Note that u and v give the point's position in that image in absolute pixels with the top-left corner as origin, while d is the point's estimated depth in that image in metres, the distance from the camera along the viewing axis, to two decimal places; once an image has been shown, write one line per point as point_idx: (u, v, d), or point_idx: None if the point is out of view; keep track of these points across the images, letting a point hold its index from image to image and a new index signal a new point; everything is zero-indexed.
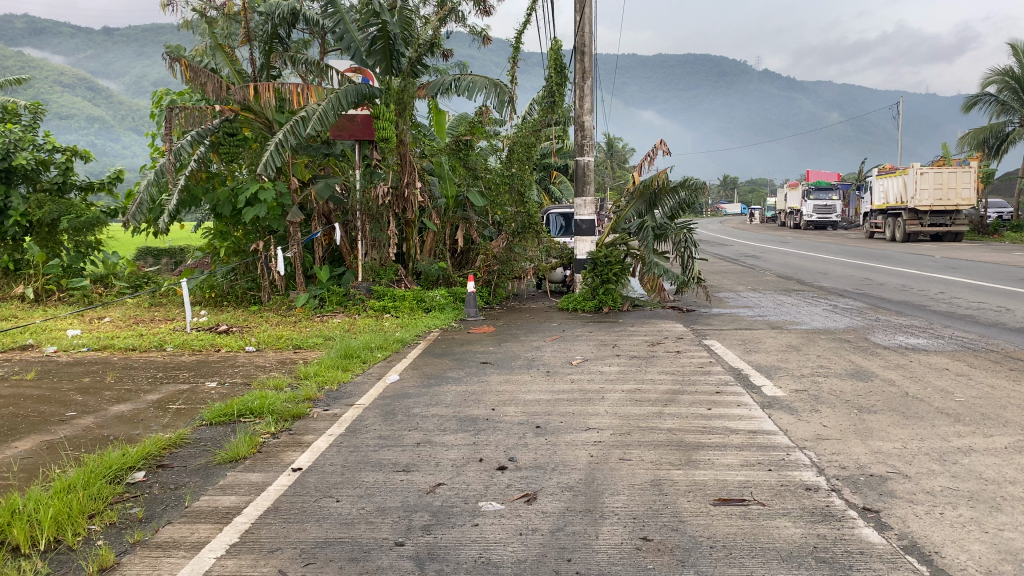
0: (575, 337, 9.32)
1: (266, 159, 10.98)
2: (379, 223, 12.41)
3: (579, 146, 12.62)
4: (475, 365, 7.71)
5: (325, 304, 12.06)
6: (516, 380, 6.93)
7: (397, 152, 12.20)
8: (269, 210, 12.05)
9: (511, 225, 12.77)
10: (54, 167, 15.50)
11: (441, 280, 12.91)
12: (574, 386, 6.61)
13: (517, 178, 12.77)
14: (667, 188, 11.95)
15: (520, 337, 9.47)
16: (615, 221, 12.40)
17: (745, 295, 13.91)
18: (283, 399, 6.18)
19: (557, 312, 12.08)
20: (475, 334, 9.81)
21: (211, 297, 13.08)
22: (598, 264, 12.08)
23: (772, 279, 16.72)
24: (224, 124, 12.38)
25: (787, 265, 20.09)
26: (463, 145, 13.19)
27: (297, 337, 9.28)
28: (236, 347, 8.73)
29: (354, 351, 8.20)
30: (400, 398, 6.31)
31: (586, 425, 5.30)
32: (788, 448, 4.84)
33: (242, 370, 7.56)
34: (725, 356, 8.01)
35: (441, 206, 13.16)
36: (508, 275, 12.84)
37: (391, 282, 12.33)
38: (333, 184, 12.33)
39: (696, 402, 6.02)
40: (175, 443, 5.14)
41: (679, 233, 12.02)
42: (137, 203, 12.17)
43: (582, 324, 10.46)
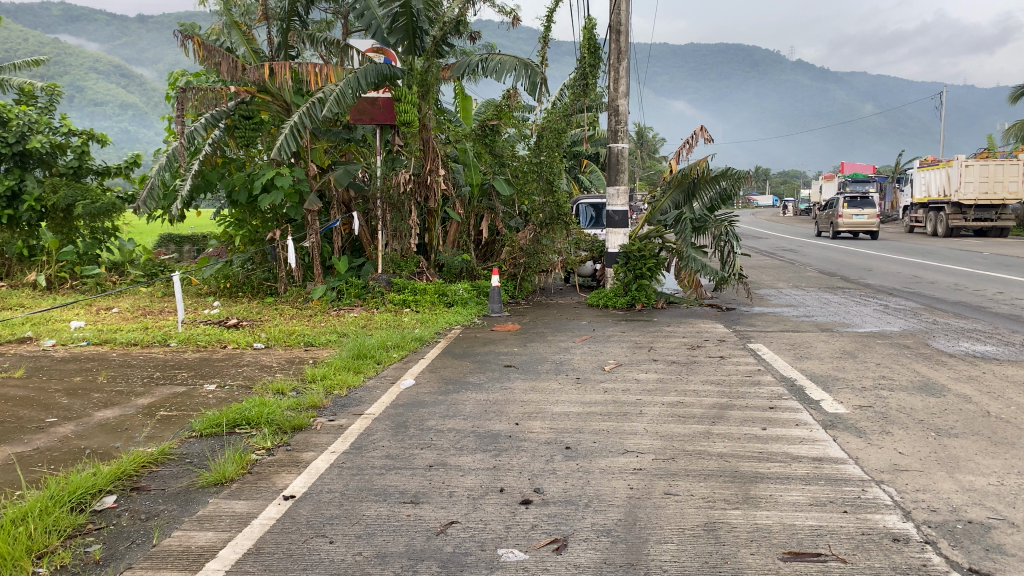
0: (608, 338, 8.63)
1: (284, 143, 10.29)
2: (401, 212, 11.79)
3: (612, 132, 11.85)
4: (499, 368, 7.06)
5: (343, 297, 11.47)
6: (542, 387, 6.27)
7: (419, 134, 11.43)
8: (286, 197, 11.45)
9: (538, 216, 12.13)
10: (70, 151, 15.09)
11: (464, 273, 12.29)
12: (607, 396, 5.92)
13: (545, 165, 12.07)
14: (708, 177, 11.26)
15: (548, 337, 8.81)
16: (651, 211, 11.89)
17: (786, 292, 13.10)
18: (284, 408, 5.57)
19: (586, 308, 11.40)
20: (498, 332, 9.16)
21: (226, 287, 12.61)
22: (631, 258, 11.32)
23: (813, 275, 15.87)
24: (239, 106, 11.62)
25: (828, 260, 19.16)
26: (490, 130, 12.40)
27: (310, 333, 8.69)
28: (244, 343, 8.14)
29: (367, 350, 7.59)
30: (414, 407, 5.67)
31: (624, 448, 4.62)
32: (862, 481, 4.12)
33: (247, 370, 6.96)
34: (774, 363, 7.27)
35: (465, 194, 12.47)
36: (535, 268, 12.14)
37: (412, 274, 11.72)
38: (353, 171, 11.72)
39: (748, 419, 5.30)
40: (156, 460, 4.55)
41: (720, 225, 11.25)
42: (149, 189, 11.71)
43: (614, 323, 9.77)
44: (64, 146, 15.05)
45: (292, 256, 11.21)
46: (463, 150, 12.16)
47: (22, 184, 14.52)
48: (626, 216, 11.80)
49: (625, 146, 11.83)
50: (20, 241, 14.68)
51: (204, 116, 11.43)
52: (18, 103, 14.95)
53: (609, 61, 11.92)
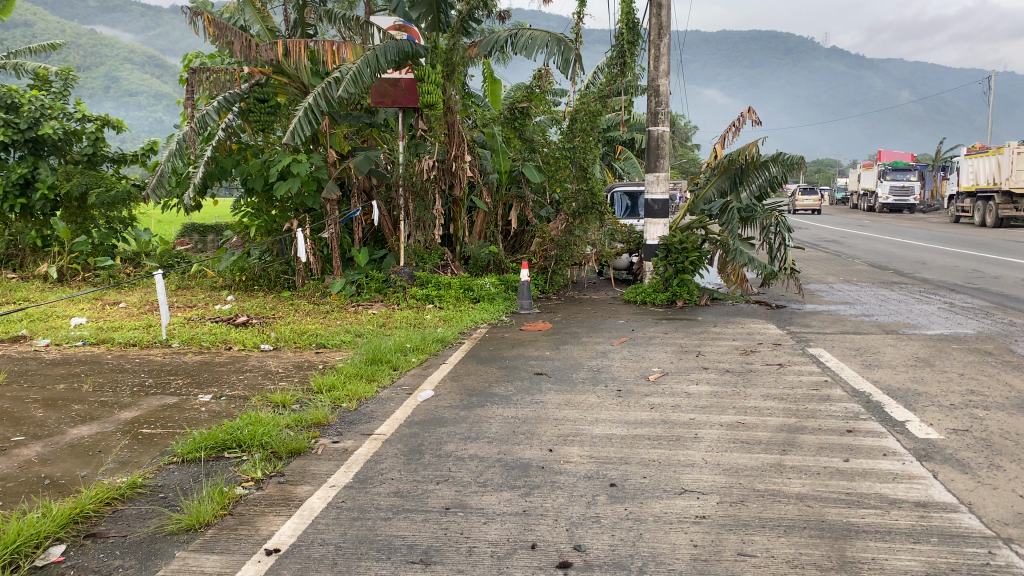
0: (649, 340, 7.81)
1: (296, 129, 9.62)
2: (424, 201, 11.06)
3: (652, 114, 10.97)
4: (528, 376, 6.28)
5: (363, 291, 10.72)
6: (579, 401, 5.48)
7: (444, 117, 10.70)
8: (303, 185, 10.80)
9: (571, 205, 11.29)
10: (84, 137, 14.56)
11: (492, 266, 11.47)
12: (655, 414, 5.13)
13: (580, 151, 11.23)
14: (758, 163, 10.39)
15: (582, 338, 8.01)
16: (693, 201, 10.97)
17: (837, 288, 12.15)
18: (282, 426, 4.84)
19: (622, 304, 10.59)
20: (528, 332, 8.39)
21: (242, 281, 11.89)
22: (671, 251, 10.48)
23: (863, 269, 14.88)
24: (253, 88, 10.97)
25: (877, 253, 18.03)
26: (519, 113, 11.67)
27: (322, 333, 7.98)
28: (250, 345, 7.44)
29: (384, 354, 6.84)
30: (432, 427, 4.92)
31: (681, 488, 3.85)
32: (986, 538, 3.29)
33: (249, 378, 6.23)
34: (841, 372, 6.43)
35: (493, 182, 11.63)
36: (567, 261, 11.40)
37: (435, 267, 11.00)
38: (374, 157, 10.93)
39: (826, 447, 4.48)
40: (124, 494, 3.82)
41: (770, 216, 10.40)
42: (157, 176, 11.05)
43: (654, 322, 8.96)
44: (78, 133, 14.53)
45: (303, 251, 10.42)
46: (490, 135, 11.39)
47: (35, 171, 14.02)
48: (666, 205, 10.94)
49: (666, 130, 10.93)
50: (33, 231, 14.18)
51: (217, 99, 10.78)
52: (31, 88, 14.43)
53: (649, 38, 11.04)
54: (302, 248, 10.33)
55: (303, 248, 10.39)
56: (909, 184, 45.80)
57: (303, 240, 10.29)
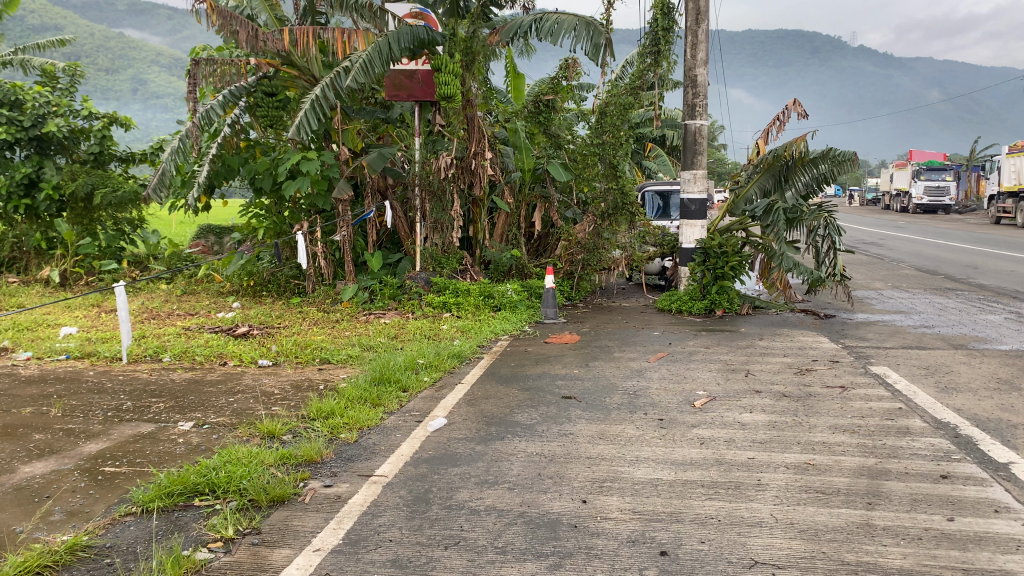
0: (689, 357, 7.02)
1: (304, 123, 8.93)
2: (442, 201, 10.30)
3: (688, 107, 10.16)
4: (555, 401, 5.51)
5: (376, 298, 10.00)
6: (615, 435, 4.71)
7: (463, 109, 9.97)
8: (313, 184, 10.07)
9: (599, 206, 10.53)
10: (91, 136, 13.97)
11: (514, 271, 10.65)
12: (707, 453, 4.34)
13: (609, 147, 10.49)
14: (806, 160, 9.54)
15: (614, 353, 7.23)
16: (732, 201, 10.15)
17: (887, 295, 11.27)
18: (267, 466, 4.11)
19: (655, 313, 9.80)
20: (554, 346, 7.61)
21: (250, 286, 11.25)
22: (710, 255, 9.65)
23: (911, 274, 13.92)
24: (261, 82, 10.39)
25: (921, 256, 17.00)
26: (544, 106, 10.90)
27: (327, 346, 7.27)
28: (247, 360, 6.73)
29: (393, 373, 6.09)
30: (443, 467, 4.18)
31: (751, 559, 3.07)
32: None
33: (240, 401, 5.49)
34: (915, 397, 5.59)
35: (515, 181, 10.84)
36: (595, 266, 10.62)
37: (454, 272, 10.28)
38: (388, 155, 10.22)
39: (921, 500, 3.68)
40: (61, 559, 3.11)
41: (819, 217, 9.50)
42: (159, 175, 10.40)
43: (693, 334, 8.16)
44: (84, 132, 13.95)
45: (303, 255, 9.67)
46: (512, 130, 10.61)
47: (40, 171, 13.45)
48: (703, 205, 10.10)
49: (704, 123, 10.13)
50: (37, 233, 13.60)
51: (223, 93, 10.18)
52: (37, 84, 13.86)
53: (686, 25, 10.21)
54: (302, 253, 9.61)
55: (303, 253, 9.66)
56: (944, 184, 44.32)
57: (304, 244, 9.58)
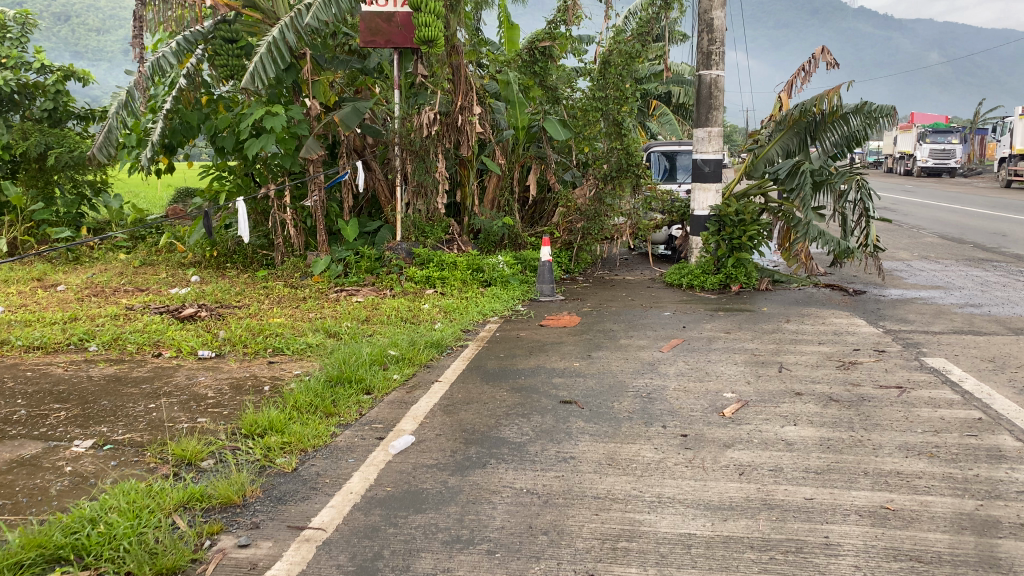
0: (709, 346, 5.96)
1: (258, 71, 7.74)
2: (425, 161, 9.08)
3: (703, 55, 8.96)
4: (551, 408, 4.46)
5: (351, 272, 8.90)
6: (627, 461, 3.67)
7: (447, 58, 8.84)
8: (280, 142, 8.98)
9: (602, 167, 9.57)
10: (44, 91, 12.71)
11: (506, 240, 9.60)
12: (748, 494, 3.31)
13: (613, 103, 9.37)
14: (838, 115, 8.39)
15: (621, 340, 6.17)
16: (751, 161, 9.03)
17: (918, 266, 10.20)
18: (166, 518, 3.06)
19: (664, 289, 8.77)
20: (551, 331, 6.54)
21: (212, 257, 10.13)
22: (726, 223, 8.63)
23: (937, 242, 12.82)
24: (219, 26, 9.07)
25: (942, 223, 15.85)
26: (540, 55, 9.46)
27: (284, 333, 6.19)
28: (185, 352, 5.65)
29: (353, 369, 5.02)
30: (402, 515, 3.13)
31: None
32: None
33: (159, 410, 4.42)
34: (993, 403, 4.54)
35: (507, 140, 9.69)
36: (595, 235, 9.58)
37: (439, 243, 9.18)
38: (364, 109, 9.11)
39: None
40: None
41: (851, 179, 8.30)
42: (104, 132, 9.20)
43: (710, 316, 7.10)
44: (37, 87, 12.70)
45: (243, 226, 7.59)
46: (504, 81, 9.35)
47: None
48: (719, 167, 8.96)
49: (720, 74, 8.97)
50: None
51: (176, 39, 8.97)
52: None
53: None
54: (242, 223, 7.60)
55: (243, 224, 7.62)
56: (950, 146, 42.96)
57: (245, 215, 7.55)
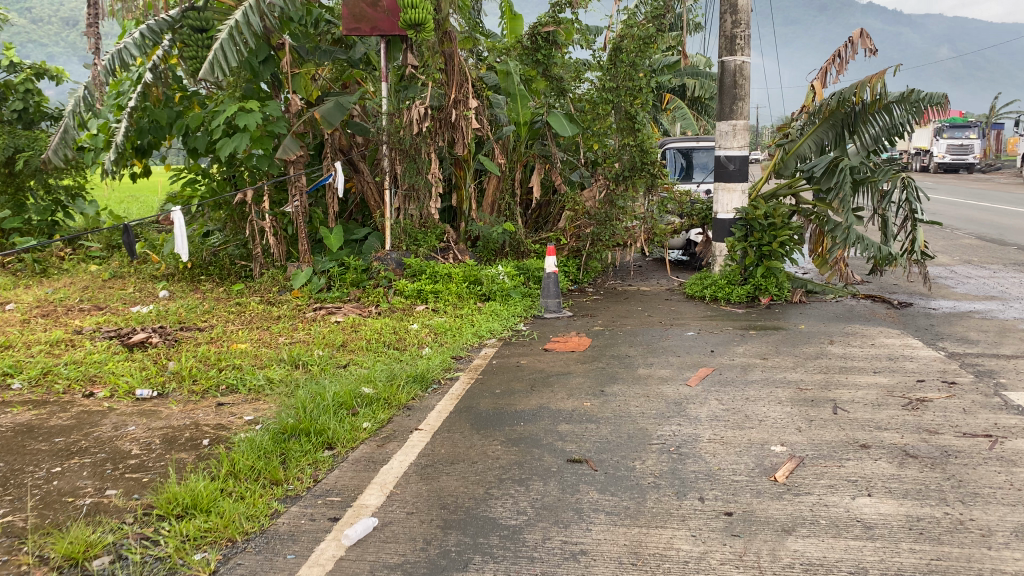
0: (745, 378, 5.03)
1: (221, 60, 6.88)
2: (417, 161, 8.18)
3: (726, 39, 8.00)
4: (555, 471, 3.54)
5: (335, 286, 7.98)
6: (657, 559, 2.75)
7: (439, 46, 7.86)
8: (255, 142, 8.09)
9: (613, 166, 8.67)
10: (14, 91, 11.84)
11: (507, 249, 8.64)
12: None
13: (625, 96, 8.43)
14: (878, 107, 7.40)
15: (640, 371, 5.24)
16: (781, 158, 8.13)
17: (963, 273, 9.22)
18: None
19: (685, 302, 7.86)
20: (558, 358, 5.62)
21: (186, 269, 9.24)
22: (754, 228, 7.71)
23: (978, 244, 11.81)
24: (187, 14, 8.19)
25: (975, 223, 14.81)
26: (543, 41, 8.45)
27: (244, 364, 5.28)
28: (120, 391, 4.75)
29: (314, 417, 4.12)
30: None
31: None
32: None
33: (62, 476, 3.52)
34: None
35: (507, 137, 8.71)
36: (606, 241, 8.63)
37: (432, 252, 8.26)
38: (348, 104, 8.23)
39: None
40: None
41: (894, 178, 7.39)
42: (60, 132, 8.42)
43: (741, 337, 6.16)
44: (6, 86, 11.84)
45: (181, 244, 6.59)
46: (504, 71, 8.34)
47: None
48: (744, 164, 8.05)
49: (746, 61, 8.00)
50: None
51: (140, 29, 8.14)
52: None
53: None
54: (180, 240, 6.59)
55: (183, 242, 6.63)
56: (968, 141, 41.74)
57: (183, 229, 6.54)
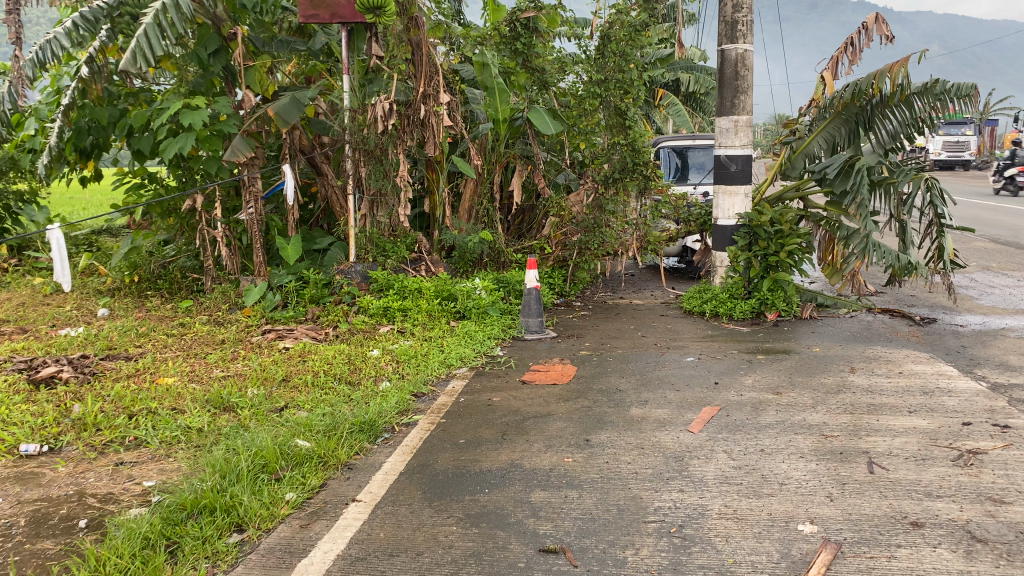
0: (758, 421, 4.22)
1: (145, 46, 6.16)
2: (382, 164, 7.32)
3: (725, 24, 7.19)
4: (521, 569, 2.72)
5: (291, 303, 7.15)
6: None
7: (404, 33, 7.09)
8: (203, 143, 7.25)
9: (602, 167, 7.86)
10: None
11: (486, 257, 7.89)
12: None
13: (615, 90, 7.61)
14: (898, 100, 6.60)
15: (632, 412, 4.42)
16: (787, 158, 7.33)
17: (987, 281, 8.43)
18: None
19: (682, 318, 7.06)
20: (536, 394, 4.80)
21: (132, 283, 8.37)
22: (759, 236, 6.91)
23: (996, 248, 11.03)
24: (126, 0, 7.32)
25: (985, 223, 14.06)
26: (523, 28, 7.72)
27: (162, 407, 4.44)
28: (1, 447, 3.90)
29: (225, 489, 3.30)
30: None
31: None
32: None
33: None
34: None
35: (484, 135, 7.87)
36: (595, 250, 7.82)
37: (402, 265, 7.42)
38: (306, 101, 7.40)
39: None
40: None
41: (917, 179, 6.56)
42: None
43: (748, 365, 5.35)
44: None
45: (63, 268, 5.85)
46: (480, 62, 7.45)
47: None
48: (747, 166, 7.26)
49: (748, 49, 7.18)
50: None
51: (72, 18, 7.28)
52: None
53: None
54: (61, 267, 5.86)
55: (65, 268, 5.88)
56: (964, 138, 41.11)
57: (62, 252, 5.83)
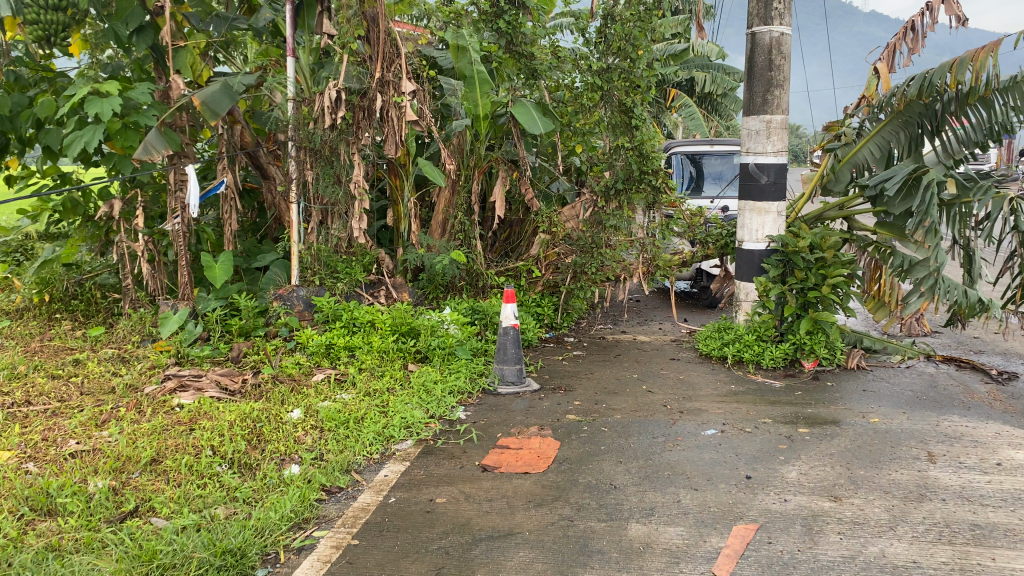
0: (816, 558, 2.84)
1: None
2: (333, 166, 5.99)
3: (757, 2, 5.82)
4: None
5: (216, 336, 5.81)
6: None
7: (359, 5, 5.69)
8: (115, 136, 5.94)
9: (602, 175, 6.50)
10: None
11: (461, 280, 6.60)
12: None
13: (618, 80, 6.26)
14: (974, 100, 5.18)
15: (628, 532, 3.05)
16: (829, 170, 6.01)
17: None
18: None
19: (698, 364, 5.71)
20: (497, 492, 3.43)
21: (42, 303, 7.01)
22: (795, 266, 5.54)
23: None
24: None
25: None
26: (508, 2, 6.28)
27: None
28: None
29: None
30: None
31: None
32: None
33: None
34: None
35: (460, 134, 6.51)
36: (592, 275, 6.49)
37: (355, 290, 6.09)
38: (241, 87, 6.07)
39: None
40: None
41: (999, 199, 5.07)
42: None
43: (788, 446, 3.98)
44: None
45: None
46: (457, 45, 6.10)
47: None
48: (781, 178, 5.90)
49: (784, 32, 5.81)
50: None
51: None
52: None
53: None
54: None
55: None
56: None
57: None
